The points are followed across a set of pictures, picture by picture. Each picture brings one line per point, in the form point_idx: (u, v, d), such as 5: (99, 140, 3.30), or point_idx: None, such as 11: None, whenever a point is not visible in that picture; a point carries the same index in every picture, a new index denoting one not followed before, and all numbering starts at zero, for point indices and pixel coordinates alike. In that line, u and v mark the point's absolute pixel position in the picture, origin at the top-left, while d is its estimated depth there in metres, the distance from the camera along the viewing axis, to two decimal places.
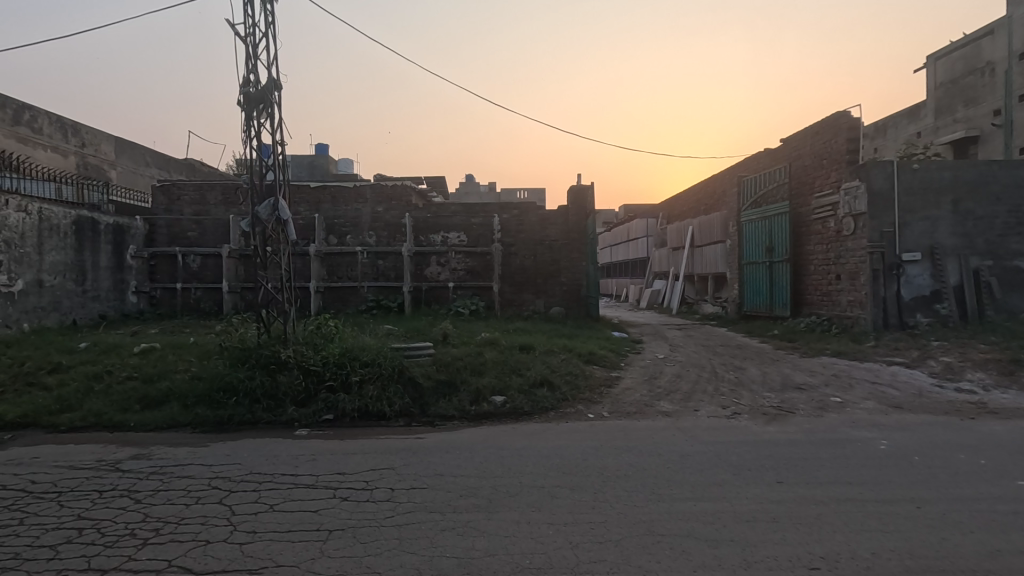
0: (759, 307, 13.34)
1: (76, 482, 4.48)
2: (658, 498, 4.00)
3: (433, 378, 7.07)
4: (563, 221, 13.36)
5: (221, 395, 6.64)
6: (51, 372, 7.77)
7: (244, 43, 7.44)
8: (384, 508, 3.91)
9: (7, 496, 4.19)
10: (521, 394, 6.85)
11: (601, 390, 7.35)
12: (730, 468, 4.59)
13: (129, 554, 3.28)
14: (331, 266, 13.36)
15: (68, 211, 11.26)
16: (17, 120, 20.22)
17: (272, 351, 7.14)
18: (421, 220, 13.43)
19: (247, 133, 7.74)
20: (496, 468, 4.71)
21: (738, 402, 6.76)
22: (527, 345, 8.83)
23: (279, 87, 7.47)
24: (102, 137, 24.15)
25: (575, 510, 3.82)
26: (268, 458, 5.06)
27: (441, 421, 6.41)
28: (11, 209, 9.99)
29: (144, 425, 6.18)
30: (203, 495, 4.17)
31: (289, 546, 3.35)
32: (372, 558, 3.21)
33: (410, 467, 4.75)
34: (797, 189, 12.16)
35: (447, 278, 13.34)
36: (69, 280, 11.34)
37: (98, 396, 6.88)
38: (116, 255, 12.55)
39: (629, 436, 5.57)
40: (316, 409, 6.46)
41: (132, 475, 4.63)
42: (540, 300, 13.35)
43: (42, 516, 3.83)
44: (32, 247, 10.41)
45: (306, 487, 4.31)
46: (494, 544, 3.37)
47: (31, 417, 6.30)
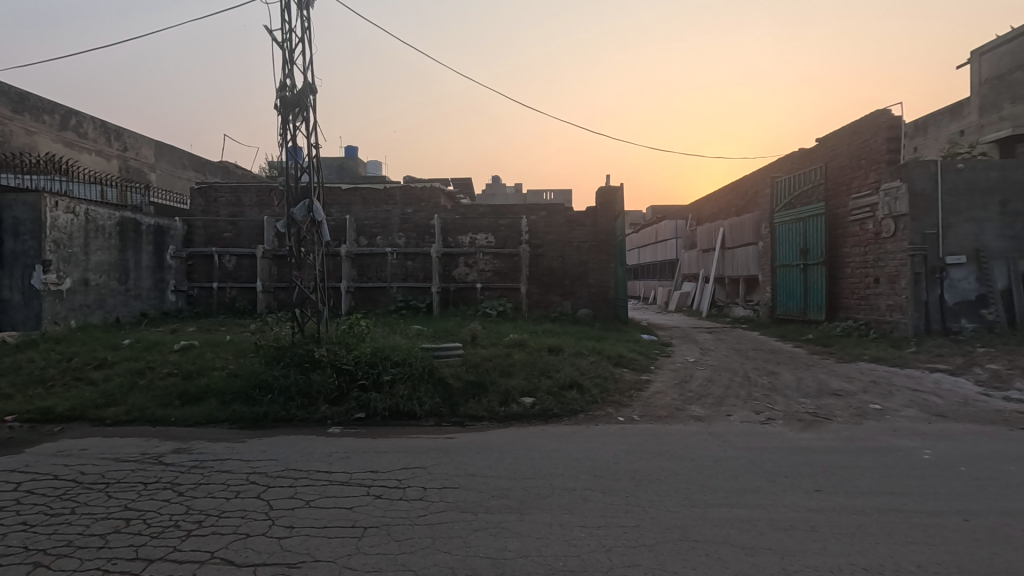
0: (793, 311, 13.02)
1: (122, 474, 4.65)
2: (691, 504, 3.95)
3: (462, 378, 7.13)
4: (591, 223, 13.32)
5: (258, 391, 6.80)
6: (97, 367, 8.08)
7: (281, 49, 7.62)
8: (417, 506, 3.96)
9: (58, 486, 4.38)
10: (550, 396, 6.84)
11: (631, 393, 7.30)
12: (765, 474, 4.50)
13: (174, 545, 3.38)
14: (361, 267, 13.57)
15: (113, 213, 11.70)
16: (64, 126, 21.27)
17: (306, 350, 7.28)
18: (450, 221, 13.54)
19: (283, 136, 7.92)
20: (527, 470, 4.69)
21: (772, 408, 6.61)
22: (556, 347, 8.83)
23: (314, 91, 7.62)
24: (143, 141, 25.05)
25: (608, 514, 3.80)
26: (303, 455, 5.16)
27: (471, 422, 6.44)
28: (61, 211, 10.42)
29: (184, 420, 6.36)
30: (242, 490, 4.27)
31: (325, 542, 3.42)
32: (407, 556, 3.24)
33: (441, 466, 4.81)
34: (833, 190, 11.84)
35: (474, 279, 13.41)
36: (112, 279, 11.76)
37: (141, 391, 7.13)
38: (156, 255, 12.98)
39: (659, 440, 5.52)
40: (348, 407, 6.56)
41: (174, 468, 4.78)
42: (567, 302, 13.31)
43: (92, 506, 3.98)
44: (79, 247, 10.84)
45: (340, 484, 4.39)
46: (527, 545, 3.38)
47: (78, 410, 6.57)
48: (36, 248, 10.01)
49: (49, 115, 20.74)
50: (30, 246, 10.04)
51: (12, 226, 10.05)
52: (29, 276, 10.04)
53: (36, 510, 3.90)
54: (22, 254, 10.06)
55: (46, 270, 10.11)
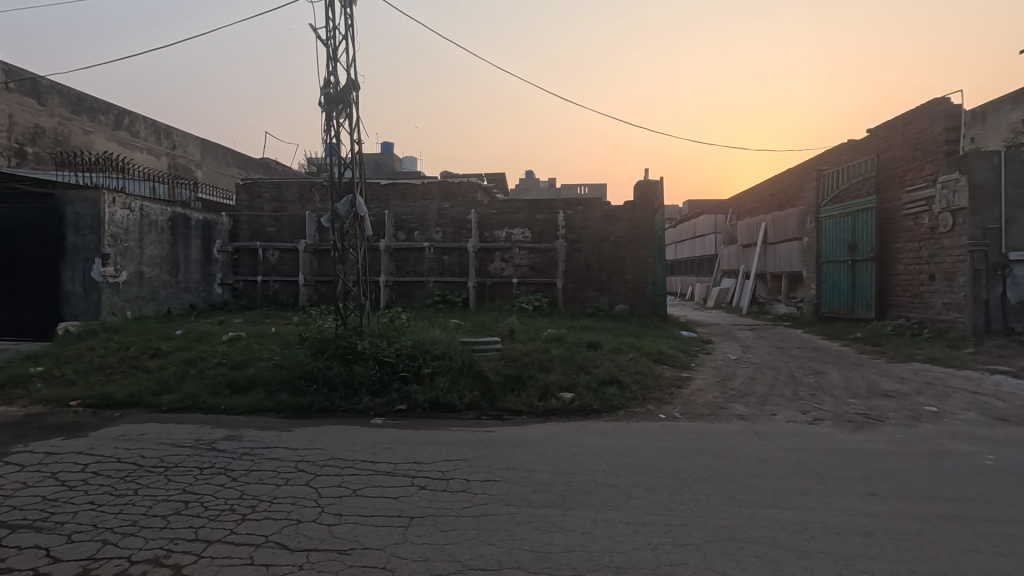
0: (839, 309, 12.58)
1: (179, 458, 4.87)
2: (738, 504, 3.87)
3: (501, 373, 7.17)
4: (629, 218, 13.16)
5: (303, 382, 6.99)
6: (152, 356, 8.45)
7: (326, 46, 7.75)
8: (461, 498, 4.00)
9: (121, 468, 4.59)
10: (590, 391, 6.82)
11: (671, 390, 7.20)
12: (816, 477, 4.36)
13: (230, 528, 3.52)
14: (399, 261, 13.78)
15: (165, 209, 12.17)
16: (118, 125, 22.28)
17: (349, 343, 7.46)
18: (486, 216, 13.57)
19: (327, 133, 8.07)
20: (568, 465, 4.68)
21: (820, 408, 6.41)
22: (594, 343, 8.77)
23: (357, 87, 7.74)
24: (190, 139, 25.95)
25: (652, 512, 3.76)
26: (348, 445, 5.28)
27: (510, 416, 6.45)
28: (118, 207, 10.88)
29: (233, 409, 6.58)
30: (292, 477, 4.41)
31: (374, 530, 3.49)
32: (453, 547, 3.28)
33: (483, 459, 4.84)
34: (885, 183, 11.36)
35: (510, 274, 13.44)
36: (164, 272, 12.25)
37: (193, 380, 7.42)
38: (204, 248, 13.47)
39: (702, 438, 5.41)
40: (390, 399, 6.66)
41: (227, 455, 4.97)
42: (604, 297, 13.22)
43: (153, 488, 4.18)
44: (135, 241, 11.32)
45: (385, 474, 4.48)
46: (572, 540, 3.37)
47: (136, 397, 6.87)
48: (95, 242, 10.50)
49: (105, 115, 21.73)
50: (90, 240, 10.53)
51: (73, 221, 10.58)
52: (89, 268, 10.54)
53: (102, 491, 4.11)
54: (82, 247, 10.57)
55: (104, 263, 10.59)
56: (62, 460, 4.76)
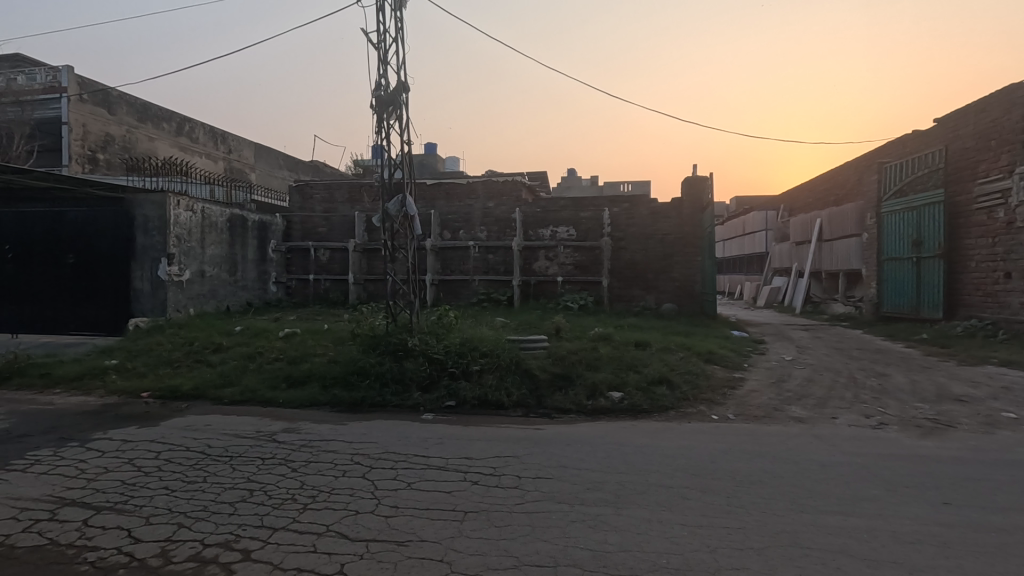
0: (902, 309, 11.95)
1: (243, 449, 5.09)
2: (800, 509, 3.74)
3: (548, 371, 7.17)
4: (676, 215, 12.92)
5: (355, 377, 7.18)
6: (214, 351, 8.86)
7: (377, 50, 7.93)
8: (513, 494, 4.02)
9: (190, 457, 4.84)
10: (639, 391, 6.73)
11: (724, 391, 7.02)
12: (883, 484, 4.17)
13: (293, 516, 3.65)
14: (444, 260, 13.95)
15: (224, 211, 12.74)
16: (179, 132, 23.47)
17: (399, 340, 7.64)
18: (531, 214, 13.59)
19: (378, 135, 8.25)
20: (620, 465, 4.63)
21: (884, 412, 6.12)
22: (642, 342, 8.66)
23: (407, 89, 7.88)
24: (244, 144, 27.06)
25: (709, 514, 3.67)
26: (400, 439, 5.40)
27: (558, 414, 6.42)
28: (182, 209, 11.47)
29: (291, 402, 6.82)
30: (349, 469, 4.54)
31: (429, 523, 3.55)
32: (507, 542, 3.30)
33: (533, 456, 4.85)
34: (955, 175, 10.72)
35: (555, 272, 13.40)
36: (223, 271, 12.81)
37: (252, 373, 7.75)
38: (260, 248, 14.03)
39: (758, 441, 5.25)
40: (439, 395, 6.76)
41: (286, 446, 5.16)
42: (650, 296, 13.02)
43: (220, 476, 4.39)
44: (197, 242, 11.90)
45: (437, 469, 4.55)
46: (627, 540, 3.34)
47: (200, 389, 7.22)
48: (162, 243, 11.09)
49: (167, 122, 22.92)
50: (157, 241, 11.13)
51: (141, 223, 11.17)
52: (156, 268, 11.14)
53: (174, 477, 4.34)
54: (150, 248, 11.17)
55: (169, 262, 11.18)
56: (137, 447, 5.06)
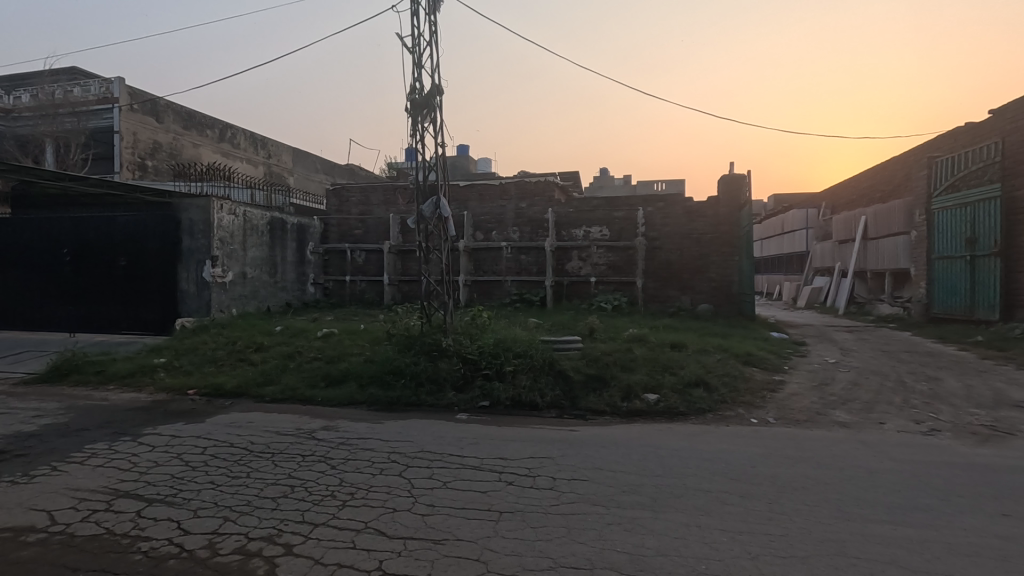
0: (955, 310, 11.44)
1: (284, 445, 5.23)
2: (846, 517, 3.61)
3: (583, 372, 7.13)
4: (712, 214, 12.68)
5: (391, 376, 7.29)
6: (255, 350, 9.13)
7: (412, 54, 8.04)
8: (548, 496, 4.01)
9: (234, 452, 5.01)
10: (675, 393, 6.63)
11: (763, 394, 6.83)
12: (936, 493, 3.98)
13: (333, 512, 3.73)
14: (477, 261, 14.04)
15: (265, 214, 13.13)
16: (222, 138, 24.32)
17: (434, 340, 7.73)
18: (564, 215, 13.55)
19: (413, 137, 8.36)
20: (657, 468, 4.56)
21: (936, 418, 5.85)
22: (678, 344, 8.52)
23: (441, 92, 7.96)
24: (283, 149, 27.83)
25: (750, 520, 3.58)
26: (436, 438, 5.45)
27: (593, 415, 6.38)
28: (225, 213, 11.87)
29: (329, 400, 6.97)
30: (386, 467, 4.61)
31: (465, 522, 3.58)
32: (544, 544, 3.30)
33: (568, 458, 4.82)
34: (1014, 169, 10.21)
35: (588, 273, 13.32)
36: (264, 273, 13.20)
37: (292, 372, 7.96)
38: (299, 250, 14.40)
39: (800, 446, 5.10)
40: (473, 395, 6.80)
41: (326, 444, 5.28)
42: (685, 297, 12.80)
43: (263, 471, 4.52)
44: (239, 244, 12.30)
45: (472, 468, 4.57)
46: (664, 544, 3.29)
47: (243, 387, 7.46)
48: (206, 246, 11.50)
49: (210, 129, 23.78)
50: (202, 244, 11.54)
51: (187, 226, 11.60)
52: (201, 270, 11.55)
53: (220, 472, 4.49)
54: (195, 251, 11.59)
55: (213, 264, 11.58)
56: (185, 442, 5.26)
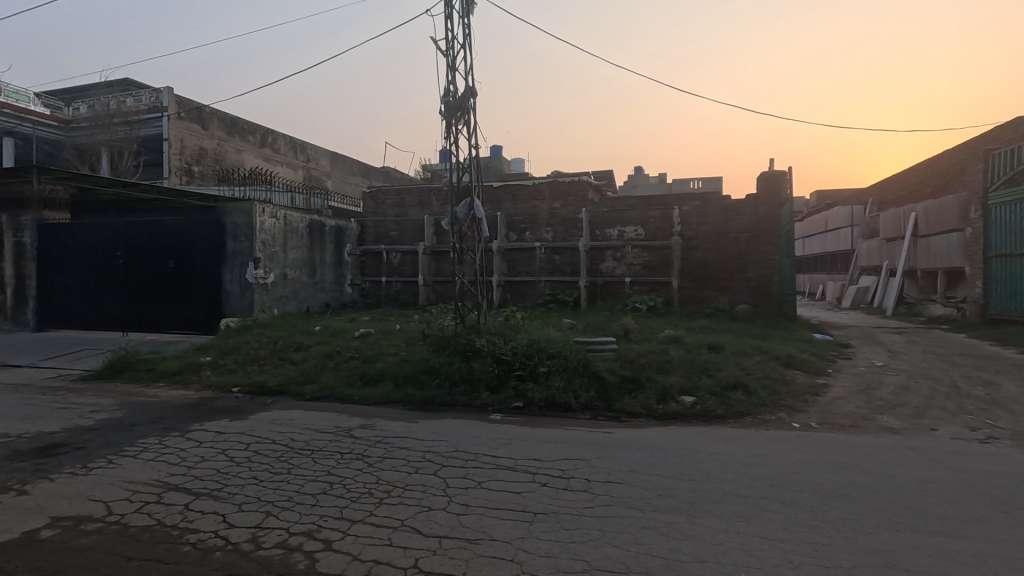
0: (1015, 310, 10.84)
1: (323, 443, 5.36)
2: (895, 527, 3.47)
3: (617, 374, 7.06)
4: (751, 212, 12.38)
5: (426, 376, 7.38)
6: (296, 350, 9.39)
7: (445, 57, 8.13)
8: (583, 498, 3.98)
9: (276, 449, 5.16)
10: (712, 395, 6.51)
11: (806, 398, 6.62)
12: (993, 504, 3.78)
13: (370, 510, 3.81)
14: (511, 261, 14.08)
15: (304, 217, 13.49)
16: (263, 143, 25.12)
17: (468, 341, 7.79)
18: (598, 214, 13.45)
19: (447, 140, 8.45)
20: (694, 472, 4.48)
21: (993, 425, 5.56)
22: (715, 345, 8.36)
23: (475, 94, 8.01)
24: (321, 153, 28.52)
25: (791, 528, 3.48)
26: (470, 438, 5.49)
27: (628, 417, 6.31)
28: (267, 216, 12.25)
29: (366, 399, 7.10)
30: (421, 466, 4.67)
31: (499, 523, 3.60)
32: (578, 546, 3.28)
33: (603, 460, 4.79)
34: None
35: (622, 273, 13.18)
36: (304, 274, 13.55)
37: (331, 371, 8.15)
38: (336, 252, 14.74)
39: (845, 452, 4.92)
40: (507, 395, 6.82)
41: (363, 442, 5.38)
42: (723, 297, 12.53)
43: (303, 468, 4.64)
44: (280, 247, 12.68)
45: (506, 469, 4.59)
46: (702, 550, 3.23)
47: (284, 386, 7.68)
48: (249, 248, 11.90)
49: (252, 135, 24.59)
50: (245, 246, 11.95)
51: (231, 230, 12.02)
52: (244, 271, 11.96)
53: (262, 468, 4.64)
54: (238, 253, 12.00)
55: (256, 266, 11.97)
56: (229, 439, 5.45)
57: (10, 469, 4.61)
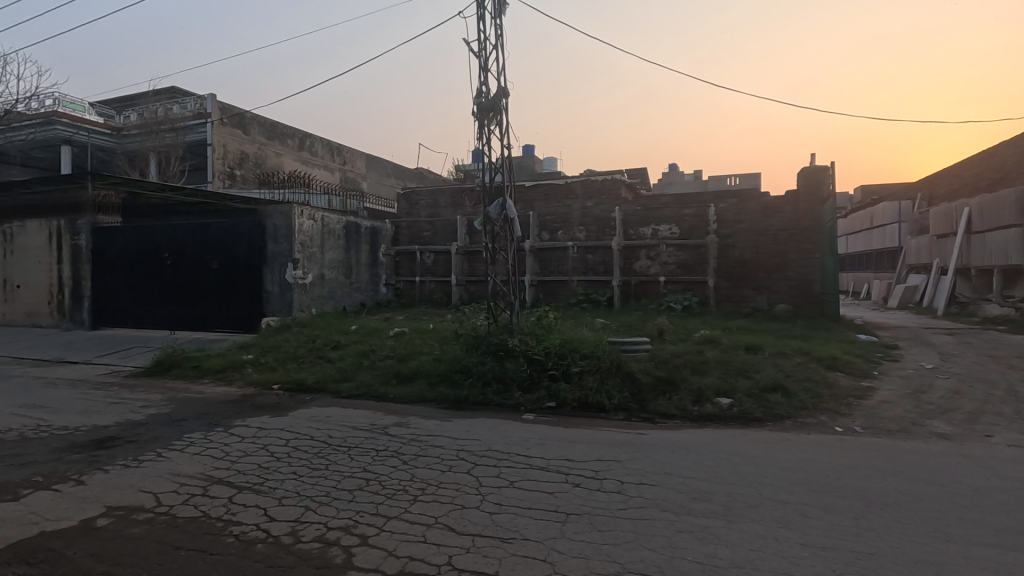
0: None
1: (359, 440, 5.48)
2: (947, 538, 3.32)
3: (652, 375, 6.97)
4: (791, 209, 12.04)
5: (460, 375, 7.44)
6: (333, 348, 9.61)
7: (478, 59, 8.18)
8: (616, 499, 3.95)
9: (314, 445, 5.30)
10: (750, 398, 6.36)
11: (849, 401, 6.40)
12: None
13: (405, 507, 3.86)
14: (543, 260, 14.05)
15: (341, 218, 13.79)
16: (301, 147, 25.81)
17: (500, 340, 7.82)
18: (632, 213, 13.31)
19: (480, 141, 8.49)
20: (730, 475, 4.39)
21: None
22: (754, 345, 8.16)
23: (507, 94, 8.03)
24: (357, 155, 29.08)
25: (834, 535, 3.37)
26: (503, 438, 5.51)
27: (662, 419, 6.21)
28: (305, 218, 12.59)
29: (400, 397, 7.22)
30: (454, 465, 4.72)
31: (532, 522, 3.60)
32: (611, 548, 3.26)
33: (636, 461, 4.74)
34: None
35: (657, 272, 12.99)
36: (340, 275, 13.85)
37: (366, 370, 8.31)
38: (372, 252, 15.03)
39: (892, 458, 4.73)
40: (540, 395, 6.82)
41: (398, 439, 5.48)
42: (762, 296, 12.22)
43: (340, 464, 4.75)
44: (317, 248, 13.00)
45: (539, 469, 4.59)
46: (739, 556, 3.16)
47: (322, 383, 7.88)
48: (288, 250, 12.26)
49: (291, 139, 25.30)
50: (284, 248, 12.31)
51: (272, 231, 12.39)
52: (284, 272, 12.32)
53: (301, 463, 4.77)
54: (278, 254, 12.38)
55: (295, 267, 12.32)
56: (270, 435, 5.62)
57: (68, 460, 4.87)
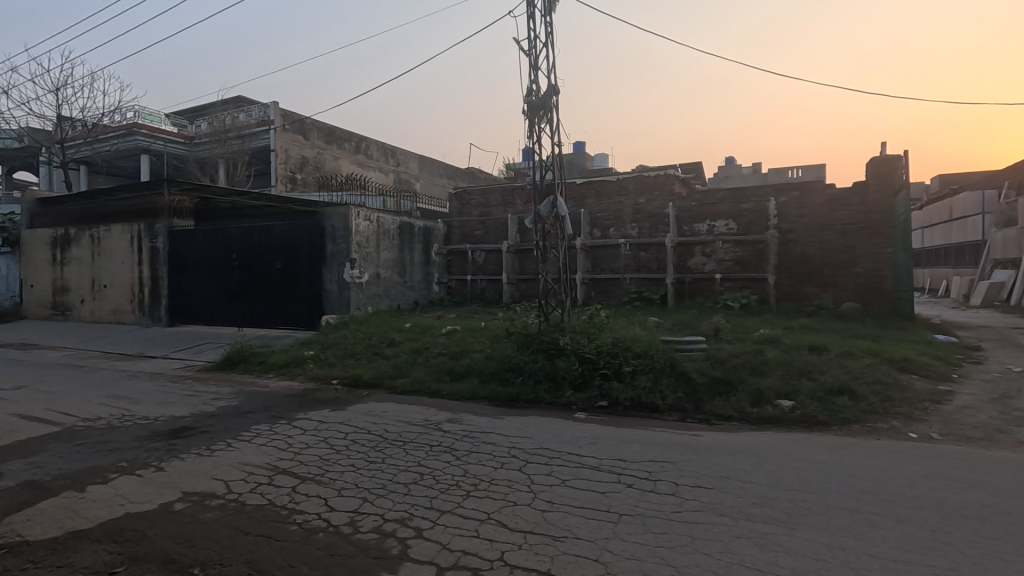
0: None
1: (413, 435, 5.62)
2: None
3: (707, 375, 6.79)
4: (858, 202, 11.42)
5: (511, 373, 7.49)
6: (388, 345, 9.88)
7: (528, 57, 8.19)
8: (670, 502, 3.86)
9: (371, 439, 5.48)
10: (814, 400, 6.08)
11: (926, 406, 5.99)
12: None
13: (458, 502, 3.93)
14: (594, 258, 13.91)
15: (395, 218, 14.15)
16: (357, 150, 26.68)
17: (552, 339, 7.81)
18: (685, 209, 12.97)
19: (530, 139, 8.50)
20: (792, 481, 4.21)
21: None
22: (818, 345, 7.79)
23: (557, 92, 8.00)
24: (410, 156, 29.73)
25: (906, 547, 3.18)
26: (555, 436, 5.50)
27: (718, 420, 6.03)
28: (361, 219, 12.99)
29: (453, 394, 7.33)
30: (507, 461, 4.76)
31: (584, 522, 3.57)
32: (666, 550, 3.20)
33: (692, 463, 4.62)
34: None
35: (713, 269, 12.61)
36: (395, 274, 14.21)
37: (420, 366, 8.49)
38: (425, 252, 15.34)
39: (975, 468, 4.39)
40: (591, 395, 6.76)
41: (451, 435, 5.58)
42: (827, 294, 11.65)
43: (396, 458, 4.89)
44: (373, 248, 13.40)
45: (591, 468, 4.56)
46: (802, 564, 3.03)
47: (378, 379, 8.12)
48: (345, 250, 12.69)
49: (347, 142, 26.18)
50: (342, 248, 12.75)
51: (330, 232, 12.86)
52: (342, 271, 12.76)
53: (359, 456, 4.94)
54: (337, 254, 12.84)
55: (352, 266, 12.75)
56: (329, 428, 5.85)
57: (149, 448, 5.25)
